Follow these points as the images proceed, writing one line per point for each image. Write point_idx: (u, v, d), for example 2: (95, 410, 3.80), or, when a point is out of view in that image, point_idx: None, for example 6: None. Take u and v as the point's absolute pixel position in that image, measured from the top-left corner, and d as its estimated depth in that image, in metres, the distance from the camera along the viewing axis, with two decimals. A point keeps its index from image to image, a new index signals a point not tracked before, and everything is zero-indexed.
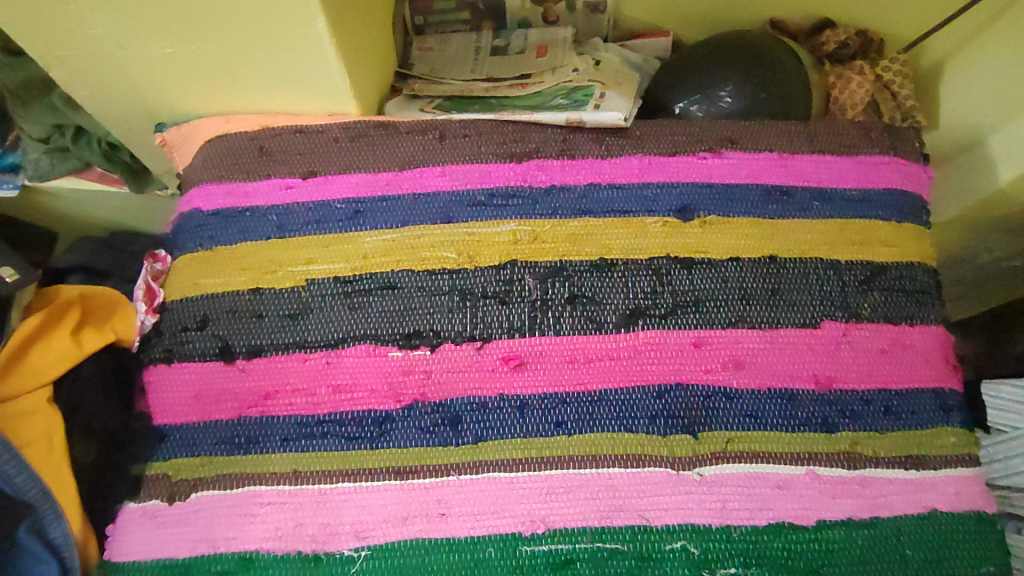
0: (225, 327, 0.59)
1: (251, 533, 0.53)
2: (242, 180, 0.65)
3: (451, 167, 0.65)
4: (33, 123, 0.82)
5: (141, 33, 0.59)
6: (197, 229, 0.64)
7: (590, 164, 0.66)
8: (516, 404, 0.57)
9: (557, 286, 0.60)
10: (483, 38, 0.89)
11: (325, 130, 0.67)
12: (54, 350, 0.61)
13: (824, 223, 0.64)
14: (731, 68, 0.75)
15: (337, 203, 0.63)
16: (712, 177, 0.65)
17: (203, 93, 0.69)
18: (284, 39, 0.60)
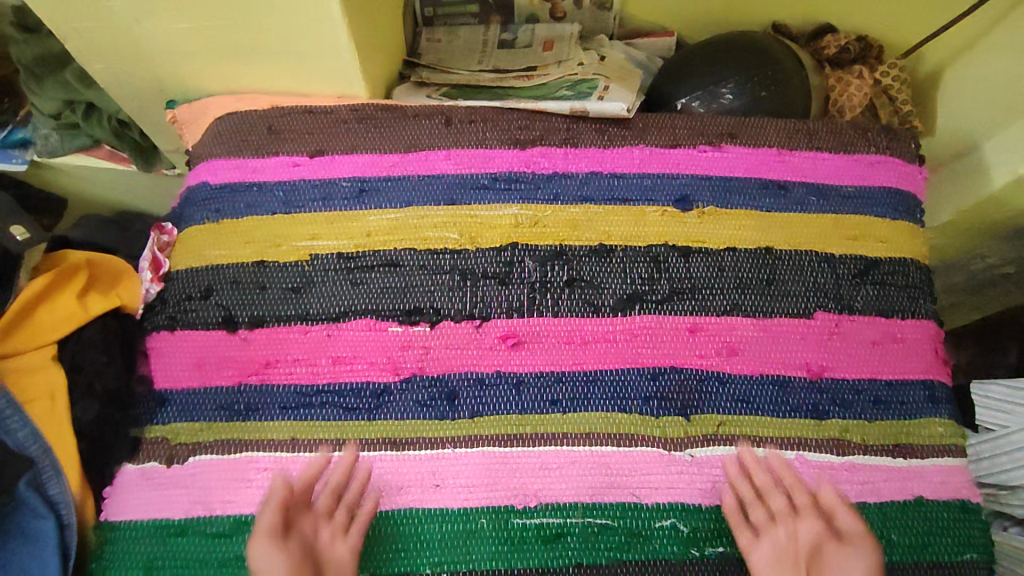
0: (229, 297, 0.60)
1: (247, 497, 0.53)
2: (250, 156, 0.66)
3: (456, 151, 0.66)
4: (46, 98, 0.85)
5: (156, 8, 0.61)
6: (204, 202, 0.65)
7: (592, 152, 0.67)
8: (513, 381, 0.58)
9: (557, 269, 0.61)
10: (491, 30, 0.90)
11: (333, 111, 0.68)
12: (60, 308, 0.60)
13: (820, 217, 0.65)
14: (734, 67, 0.77)
15: (343, 182, 0.65)
16: (711, 169, 0.67)
17: (216, 71, 0.70)
18: (295, 19, 0.61)
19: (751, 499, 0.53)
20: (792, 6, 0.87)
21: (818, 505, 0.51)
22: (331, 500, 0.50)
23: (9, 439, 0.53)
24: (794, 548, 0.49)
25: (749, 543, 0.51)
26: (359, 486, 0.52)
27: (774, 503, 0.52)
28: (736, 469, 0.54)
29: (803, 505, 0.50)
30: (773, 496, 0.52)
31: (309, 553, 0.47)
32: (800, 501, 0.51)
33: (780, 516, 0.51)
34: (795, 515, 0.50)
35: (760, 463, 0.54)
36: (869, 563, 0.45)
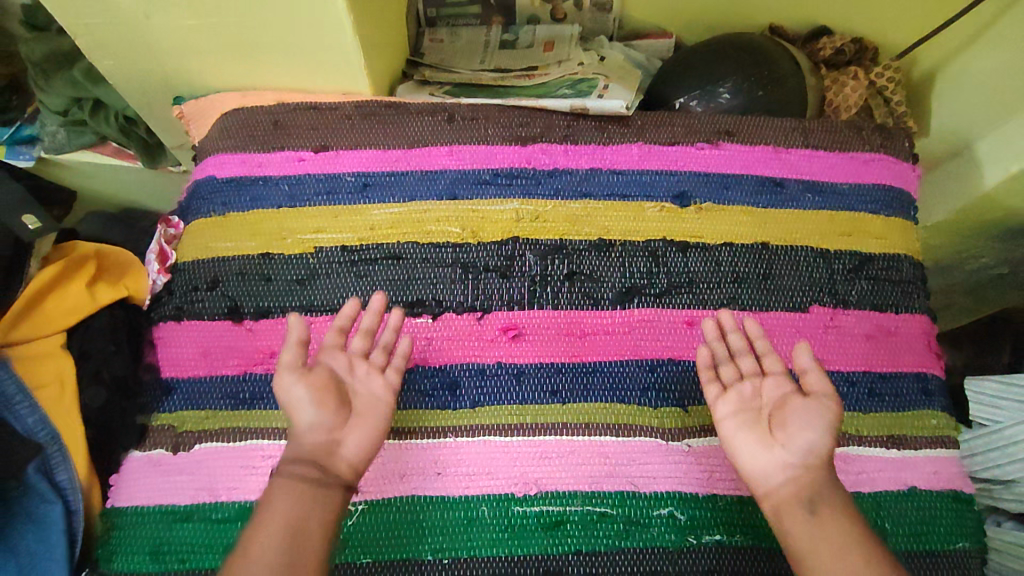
0: (235, 288, 0.61)
1: (252, 484, 0.54)
2: (256, 151, 0.67)
3: (458, 148, 0.67)
4: (54, 95, 0.86)
5: (164, 6, 0.62)
6: (211, 195, 0.66)
7: (592, 149, 0.68)
8: (514, 372, 0.59)
9: (557, 263, 0.63)
10: (492, 31, 0.92)
11: (337, 107, 0.69)
12: (67, 299, 0.61)
13: (815, 214, 0.67)
14: (731, 67, 0.78)
15: (347, 176, 0.66)
16: (709, 167, 0.68)
17: (224, 68, 0.72)
18: (302, 16, 0.62)
19: (723, 356, 0.55)
20: (788, 9, 0.88)
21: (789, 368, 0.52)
22: (366, 341, 0.53)
23: (18, 425, 0.54)
24: (757, 402, 0.51)
25: (714, 395, 0.53)
26: (392, 331, 0.55)
27: (744, 363, 0.54)
28: (713, 330, 0.56)
29: (770, 366, 0.52)
30: (743, 357, 0.54)
31: (339, 383, 0.51)
32: (766, 364, 0.53)
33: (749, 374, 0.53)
34: (762, 373, 0.52)
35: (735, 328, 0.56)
36: (828, 418, 0.47)
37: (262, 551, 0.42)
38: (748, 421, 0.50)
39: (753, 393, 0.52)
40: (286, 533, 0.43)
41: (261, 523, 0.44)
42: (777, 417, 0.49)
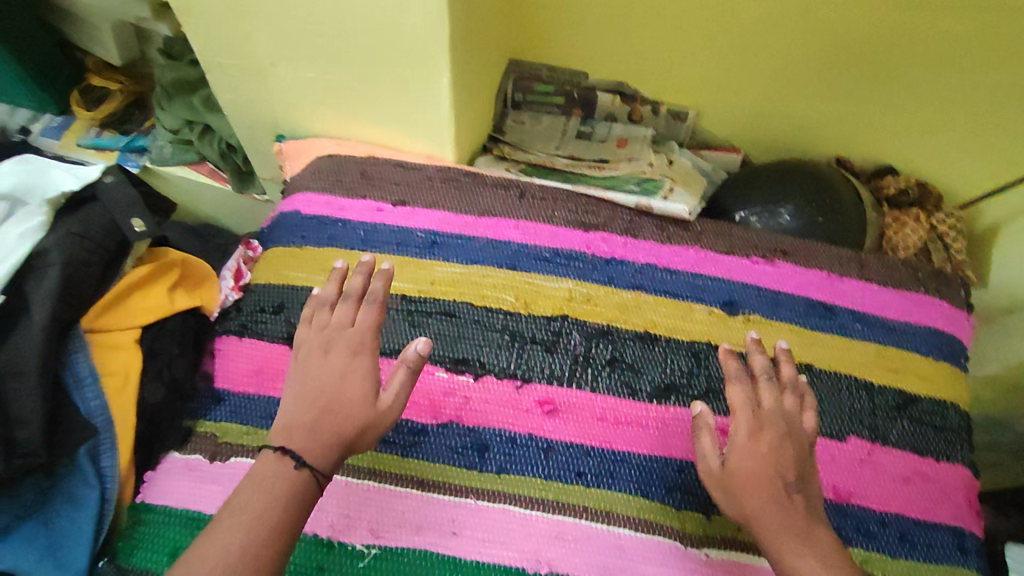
0: (297, 316, 0.65)
1: None
2: (341, 196, 0.76)
3: (525, 224, 0.74)
4: (172, 115, 1.06)
5: (297, 56, 0.74)
6: (293, 228, 0.74)
7: (649, 246, 0.73)
8: (542, 447, 0.60)
9: (601, 347, 0.65)
10: (570, 122, 0.98)
11: (421, 168, 0.79)
12: (149, 299, 0.65)
13: (862, 345, 0.67)
14: (794, 190, 0.82)
15: (419, 232, 0.74)
16: (761, 281, 0.71)
17: (330, 117, 0.82)
18: (410, 81, 0.72)
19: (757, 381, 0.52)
20: (853, 145, 0.93)
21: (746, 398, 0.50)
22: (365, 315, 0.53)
23: (82, 406, 0.57)
24: (788, 447, 0.48)
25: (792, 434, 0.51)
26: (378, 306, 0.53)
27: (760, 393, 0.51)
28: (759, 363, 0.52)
29: (793, 402, 0.51)
30: (768, 394, 0.50)
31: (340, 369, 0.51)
32: (788, 400, 0.51)
33: (766, 414, 0.49)
34: (785, 409, 0.50)
35: (757, 350, 0.53)
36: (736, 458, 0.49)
37: (250, 504, 0.43)
38: (773, 470, 0.47)
39: (792, 435, 0.49)
40: (280, 496, 0.44)
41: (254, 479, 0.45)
42: (801, 465, 0.49)
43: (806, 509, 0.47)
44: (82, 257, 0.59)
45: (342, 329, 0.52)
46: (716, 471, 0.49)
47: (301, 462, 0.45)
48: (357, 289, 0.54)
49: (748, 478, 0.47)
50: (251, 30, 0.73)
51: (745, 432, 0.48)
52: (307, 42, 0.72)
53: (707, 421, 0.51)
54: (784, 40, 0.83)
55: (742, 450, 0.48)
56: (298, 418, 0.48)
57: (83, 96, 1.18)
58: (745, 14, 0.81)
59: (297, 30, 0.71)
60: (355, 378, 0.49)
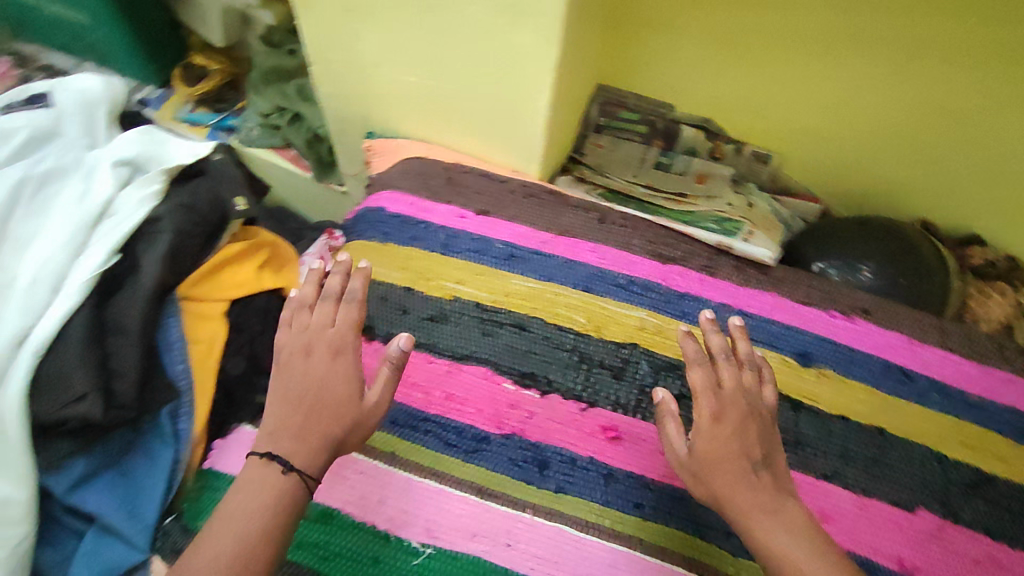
0: (375, 311, 0.70)
1: (338, 492, 0.59)
2: (427, 199, 0.78)
3: (602, 247, 0.75)
4: (267, 99, 1.10)
5: (399, 61, 0.76)
6: (378, 224, 0.77)
7: (724, 286, 0.73)
8: (602, 472, 0.60)
9: (669, 381, 0.66)
10: (650, 152, 0.97)
11: (507, 182, 0.80)
12: (241, 275, 0.68)
13: (939, 416, 0.65)
14: (875, 248, 0.81)
15: (498, 243, 0.75)
16: (838, 336, 0.70)
17: (421, 121, 0.84)
18: (508, 96, 0.73)
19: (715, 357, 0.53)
20: (939, 208, 0.92)
21: (706, 377, 0.51)
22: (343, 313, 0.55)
23: (168, 368, 0.60)
24: (750, 425, 0.49)
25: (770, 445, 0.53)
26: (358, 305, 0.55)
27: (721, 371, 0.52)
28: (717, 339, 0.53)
29: (752, 377, 0.52)
30: (727, 372, 0.51)
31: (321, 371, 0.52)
32: (746, 377, 0.52)
33: (726, 393, 0.50)
34: (744, 385, 0.52)
35: (712, 328, 0.54)
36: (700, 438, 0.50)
37: (240, 509, 0.46)
38: (737, 450, 0.48)
39: (753, 415, 0.50)
40: (270, 500, 0.47)
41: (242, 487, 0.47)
42: (766, 441, 0.50)
43: (774, 485, 0.48)
44: (186, 228, 0.62)
45: (323, 329, 0.54)
46: (683, 456, 0.50)
47: (288, 467, 0.47)
48: (337, 289, 0.56)
49: (713, 463, 0.48)
50: (361, 30, 0.75)
51: (708, 414, 0.49)
52: (413, 47, 0.73)
53: (669, 407, 0.53)
54: (889, 92, 0.82)
55: (705, 435, 0.49)
56: (284, 422, 0.49)
57: (185, 73, 1.25)
58: (851, 63, 0.80)
59: (404, 36, 0.73)
60: (338, 378, 0.51)
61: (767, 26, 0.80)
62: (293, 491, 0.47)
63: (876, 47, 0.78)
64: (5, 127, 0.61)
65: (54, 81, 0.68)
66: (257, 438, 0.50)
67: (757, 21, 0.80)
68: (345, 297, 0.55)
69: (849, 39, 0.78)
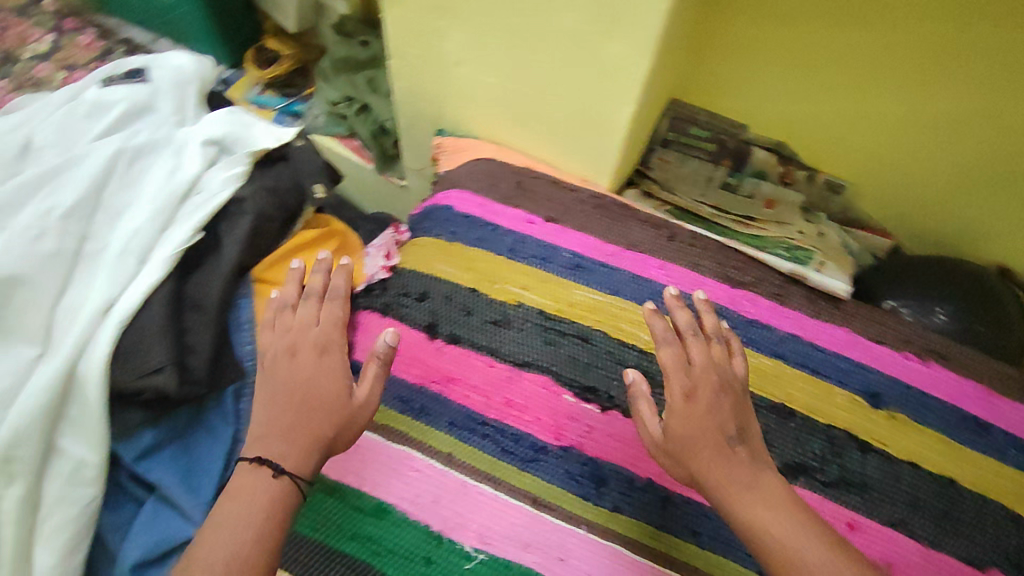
0: (438, 309, 0.70)
1: (395, 487, 0.60)
2: (496, 202, 0.78)
3: (670, 266, 0.73)
4: (335, 88, 1.10)
5: (480, 62, 0.76)
6: (446, 222, 0.77)
7: (794, 315, 0.71)
8: (660, 496, 0.60)
9: None
10: (717, 172, 0.94)
11: (576, 191, 0.80)
12: (312, 262, 0.69)
13: (1015, 475, 0.63)
14: (954, 292, 0.78)
15: (564, 251, 0.74)
16: (910, 378, 0.67)
17: (494, 123, 0.84)
18: (590, 106, 0.73)
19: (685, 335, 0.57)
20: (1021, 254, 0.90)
21: (676, 351, 0.55)
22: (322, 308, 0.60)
23: (235, 348, 0.61)
24: (722, 399, 0.53)
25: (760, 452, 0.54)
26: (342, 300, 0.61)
27: (692, 348, 0.56)
28: (683, 317, 0.58)
29: (721, 352, 0.57)
30: (696, 349, 0.56)
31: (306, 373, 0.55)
32: (716, 352, 0.56)
33: (698, 370, 0.54)
34: (715, 359, 0.56)
35: (677, 306, 0.58)
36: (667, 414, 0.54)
37: (233, 515, 0.47)
38: (713, 426, 0.51)
39: (725, 388, 0.54)
40: (263, 503, 0.48)
41: (232, 496, 0.49)
42: (741, 415, 0.53)
43: (751, 458, 0.51)
44: (268, 212, 0.64)
45: (307, 327, 0.58)
46: (659, 437, 0.54)
47: (278, 469, 0.49)
48: (319, 287, 0.60)
49: (689, 441, 0.51)
50: (446, 29, 0.75)
51: (680, 394, 0.53)
52: (496, 50, 0.73)
53: (641, 389, 0.55)
54: (961, 130, 0.80)
55: (677, 413, 0.52)
56: (273, 424, 0.52)
57: (257, 56, 1.26)
58: (945, 91, 0.77)
59: (489, 39, 0.73)
60: (326, 374, 0.54)
61: (842, 57, 0.79)
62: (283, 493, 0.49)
63: (973, 78, 0.74)
64: (106, 101, 0.64)
65: (151, 57, 0.70)
66: (248, 444, 0.52)
67: (835, 50, 0.78)
68: (326, 295, 0.61)
69: (925, 74, 0.76)
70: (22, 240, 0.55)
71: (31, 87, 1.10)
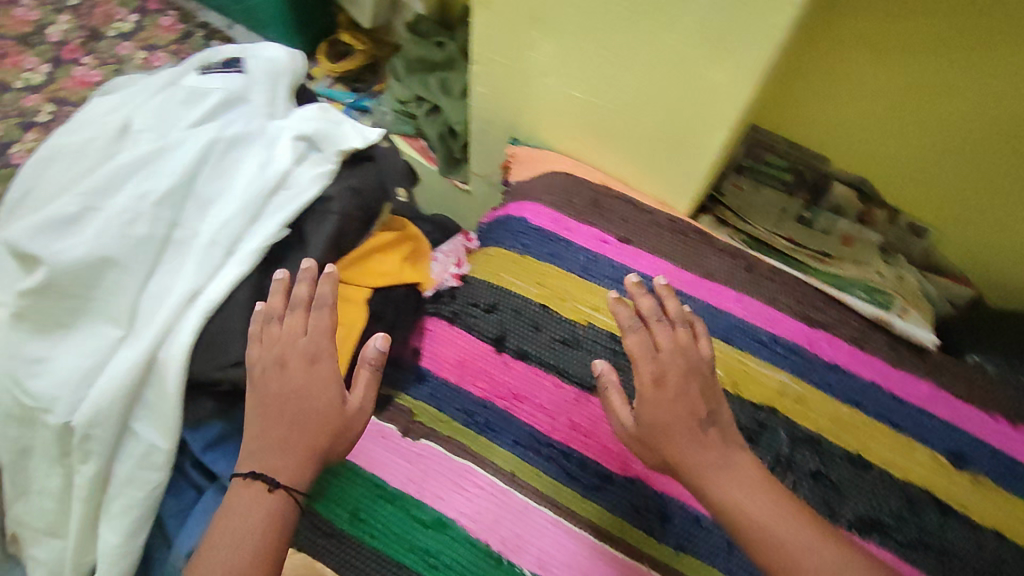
0: (508, 322, 0.69)
1: (455, 502, 0.60)
2: (570, 217, 0.77)
3: (747, 299, 0.71)
4: (406, 87, 1.11)
5: (569, 75, 0.75)
6: (517, 234, 0.76)
7: (875, 363, 0.69)
8: (726, 539, 0.59)
9: (806, 455, 0.63)
10: (793, 205, 0.90)
11: (653, 213, 0.78)
12: (385, 266, 0.69)
13: None
14: None
15: (638, 276, 0.72)
16: (997, 442, 0.65)
17: (571, 137, 0.83)
18: (682, 128, 0.71)
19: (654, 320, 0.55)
20: None
21: (638, 337, 0.53)
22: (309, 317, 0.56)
23: None
24: (691, 385, 0.52)
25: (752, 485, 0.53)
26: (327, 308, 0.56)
27: (657, 332, 0.54)
28: (650, 304, 0.55)
29: (687, 334, 0.55)
30: (660, 333, 0.54)
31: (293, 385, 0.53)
32: (681, 335, 0.54)
33: (664, 355, 0.53)
34: (681, 342, 0.54)
35: (642, 292, 0.55)
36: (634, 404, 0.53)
37: (230, 533, 0.48)
38: (681, 411, 0.51)
39: (692, 371, 0.53)
40: (260, 519, 0.48)
41: (224, 516, 0.49)
42: (711, 398, 0.52)
43: (722, 441, 0.51)
44: (354, 213, 0.64)
45: (294, 339, 0.55)
46: (628, 424, 0.53)
47: (275, 484, 0.49)
48: (305, 296, 0.56)
49: (658, 428, 0.51)
50: (538, 39, 0.74)
51: (649, 380, 0.52)
52: (588, 64, 0.72)
53: (610, 379, 0.55)
54: None
55: (646, 402, 0.51)
56: (267, 437, 0.51)
57: (329, 48, 1.27)
58: None
59: (582, 52, 0.72)
60: (317, 387, 0.53)
61: (906, 96, 0.77)
62: (283, 508, 0.50)
63: None
64: (203, 89, 0.65)
65: (247, 48, 0.71)
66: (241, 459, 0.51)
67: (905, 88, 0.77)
68: (313, 302, 0.56)
69: (998, 124, 0.75)
70: (117, 222, 0.56)
71: (114, 65, 1.13)
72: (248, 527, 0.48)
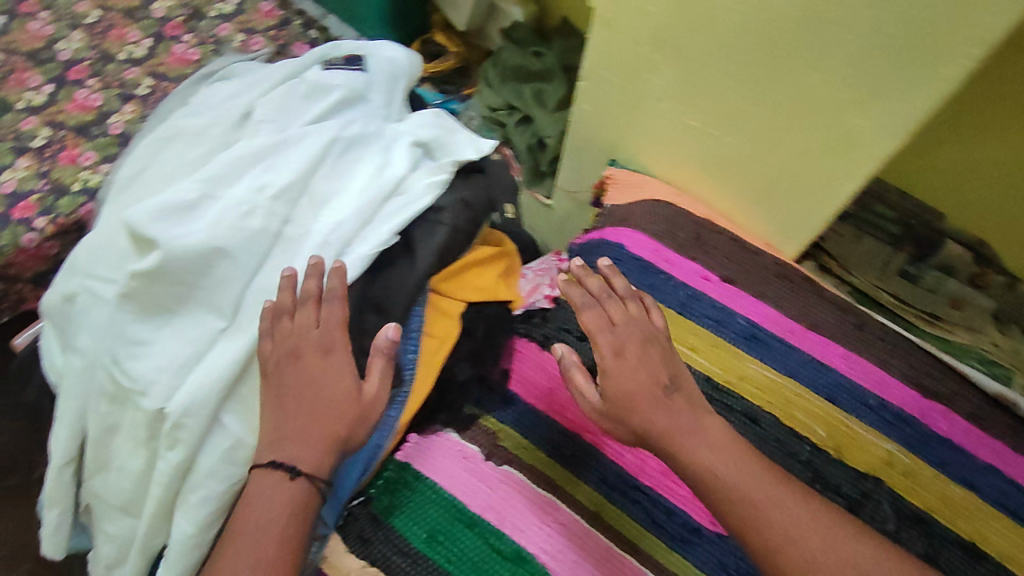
0: None
1: (535, 537, 0.57)
2: (669, 249, 0.74)
3: (855, 357, 0.67)
4: (497, 94, 1.09)
5: (689, 103, 0.72)
6: (613, 261, 0.73)
7: (994, 445, 0.64)
8: None
9: (914, 535, 0.59)
10: (896, 257, 0.84)
11: (759, 254, 0.74)
12: (481, 281, 0.68)
13: None
14: None
15: (740, 318, 0.69)
16: None
17: (677, 166, 0.80)
18: (809, 172, 0.67)
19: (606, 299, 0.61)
20: None
21: (592, 317, 0.59)
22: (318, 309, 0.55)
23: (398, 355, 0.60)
24: (648, 353, 0.57)
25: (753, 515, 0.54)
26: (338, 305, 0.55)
27: (612, 308, 0.60)
28: (598, 283, 0.61)
29: (637, 306, 0.61)
30: (615, 309, 0.60)
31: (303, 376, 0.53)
32: (631, 309, 0.60)
33: (620, 327, 0.58)
34: (632, 314, 0.60)
35: (586, 274, 0.62)
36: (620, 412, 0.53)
37: (254, 521, 0.49)
38: (646, 377, 0.55)
39: (648, 339, 0.58)
40: (282, 507, 0.49)
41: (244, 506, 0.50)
42: (669, 362, 0.57)
43: (688, 403, 0.55)
44: (460, 226, 0.62)
45: (306, 332, 0.54)
46: (596, 399, 0.56)
47: (294, 472, 0.50)
48: (316, 289, 0.55)
49: (627, 394, 0.55)
50: (660, 63, 0.71)
51: (609, 352, 0.57)
52: (712, 94, 0.69)
53: (572, 359, 0.57)
54: None
55: (611, 373, 0.56)
56: (283, 428, 0.52)
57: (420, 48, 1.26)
58: None
59: (709, 82, 0.68)
60: (332, 377, 0.54)
61: None
62: (305, 495, 0.50)
63: None
64: (325, 85, 0.64)
65: (366, 45, 0.69)
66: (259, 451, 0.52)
67: None
68: (324, 297, 0.55)
69: None
70: (235, 212, 0.55)
71: (212, 45, 1.14)
72: (269, 514, 0.49)
